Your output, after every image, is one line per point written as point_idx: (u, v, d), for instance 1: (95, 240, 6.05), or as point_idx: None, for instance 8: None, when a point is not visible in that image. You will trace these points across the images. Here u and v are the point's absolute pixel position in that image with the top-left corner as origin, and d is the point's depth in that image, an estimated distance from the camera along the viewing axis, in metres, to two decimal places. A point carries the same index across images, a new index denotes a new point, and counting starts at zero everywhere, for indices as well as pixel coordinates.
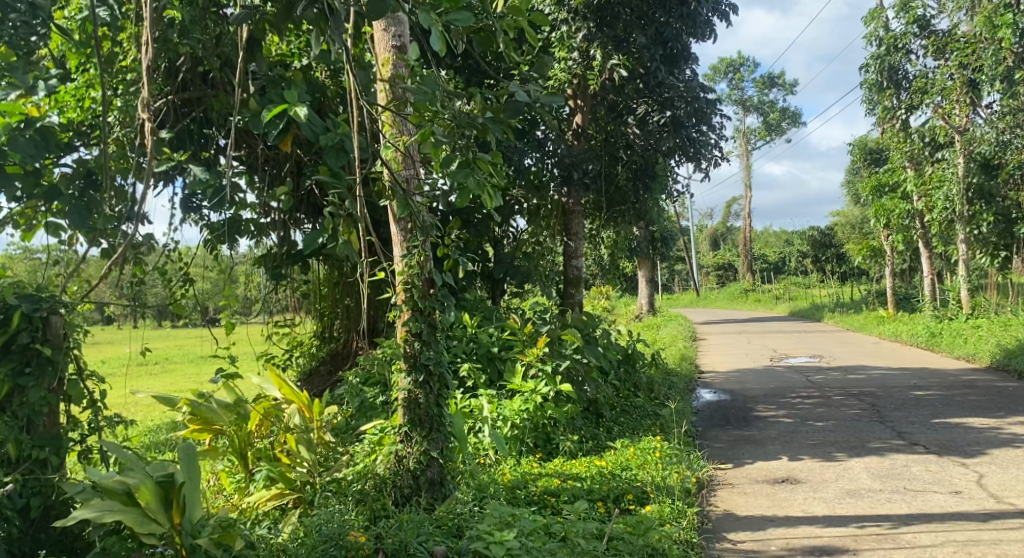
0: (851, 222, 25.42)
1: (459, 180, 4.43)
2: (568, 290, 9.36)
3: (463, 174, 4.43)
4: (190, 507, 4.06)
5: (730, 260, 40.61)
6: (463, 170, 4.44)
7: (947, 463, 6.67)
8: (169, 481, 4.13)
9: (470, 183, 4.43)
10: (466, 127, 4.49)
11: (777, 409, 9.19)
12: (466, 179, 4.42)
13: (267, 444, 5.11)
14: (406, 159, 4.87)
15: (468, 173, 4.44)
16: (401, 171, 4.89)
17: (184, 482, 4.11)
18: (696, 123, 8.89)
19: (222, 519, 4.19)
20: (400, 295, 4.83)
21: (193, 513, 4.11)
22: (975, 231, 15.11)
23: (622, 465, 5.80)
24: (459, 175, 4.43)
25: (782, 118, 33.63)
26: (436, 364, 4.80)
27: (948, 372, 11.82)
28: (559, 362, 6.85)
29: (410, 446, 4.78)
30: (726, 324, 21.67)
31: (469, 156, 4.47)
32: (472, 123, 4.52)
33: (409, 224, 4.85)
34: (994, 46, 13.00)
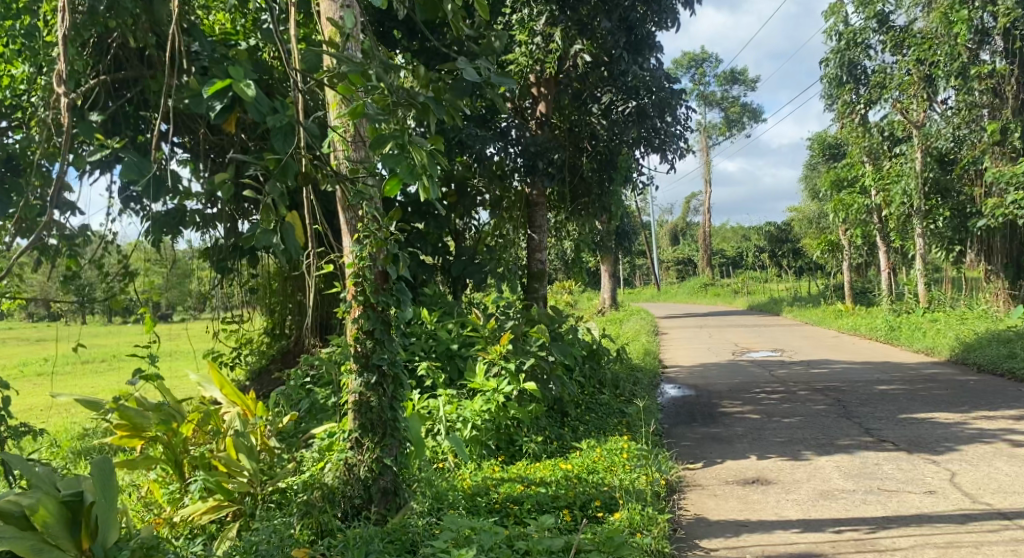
0: (808, 218, 25.42)
1: (392, 166, 4.11)
2: (532, 285, 9.10)
3: (399, 159, 4.10)
4: (101, 531, 3.76)
5: (690, 254, 40.70)
6: (398, 154, 4.11)
7: (918, 461, 6.49)
8: (77, 501, 3.81)
9: (405, 168, 4.09)
10: (404, 105, 4.23)
11: (743, 405, 8.99)
12: (401, 164, 4.09)
13: (201, 452, 4.68)
14: (354, 141, 4.63)
15: (404, 157, 4.11)
16: (349, 154, 4.64)
17: (92, 502, 3.80)
18: (661, 114, 8.72)
19: (143, 542, 3.94)
20: (350, 288, 4.52)
21: (109, 535, 3.83)
22: (931, 226, 15.11)
23: (588, 467, 5.53)
24: (394, 160, 4.11)
25: (741, 113, 33.63)
26: (390, 364, 4.52)
27: (910, 366, 11.73)
28: (522, 360, 6.55)
29: (362, 453, 4.47)
30: (687, 319, 21.52)
31: (406, 139, 4.13)
32: (413, 101, 4.23)
33: (361, 211, 4.56)
34: (950, 42, 12.92)
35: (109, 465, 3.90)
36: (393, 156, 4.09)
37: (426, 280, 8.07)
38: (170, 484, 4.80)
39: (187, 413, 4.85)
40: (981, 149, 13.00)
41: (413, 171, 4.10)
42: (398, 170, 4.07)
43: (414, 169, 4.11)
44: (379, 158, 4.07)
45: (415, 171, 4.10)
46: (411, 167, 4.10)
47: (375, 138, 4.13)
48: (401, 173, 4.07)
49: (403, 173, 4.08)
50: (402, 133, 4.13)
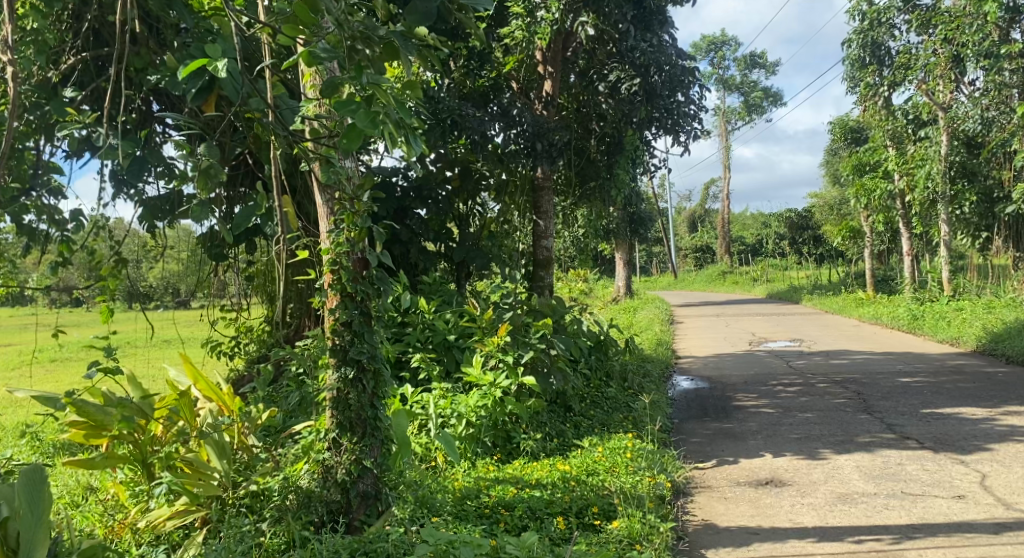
0: (829, 204, 24.88)
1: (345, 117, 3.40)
2: (537, 273, 8.66)
3: (355, 107, 3.38)
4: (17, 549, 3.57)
5: (708, 242, 40.31)
6: (352, 101, 3.40)
7: (944, 461, 6.09)
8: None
9: (361, 119, 3.36)
10: (360, 40, 3.51)
11: (758, 398, 8.61)
12: (357, 114, 3.36)
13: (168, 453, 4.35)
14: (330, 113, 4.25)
15: (360, 106, 3.40)
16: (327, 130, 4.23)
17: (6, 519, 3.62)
18: (671, 92, 8.33)
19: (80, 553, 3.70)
20: (327, 277, 4.21)
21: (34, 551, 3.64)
22: (956, 212, 14.61)
23: (588, 469, 5.17)
24: (350, 108, 3.39)
25: (762, 96, 33.03)
26: (370, 358, 4.20)
27: (934, 356, 11.28)
28: (520, 352, 6.20)
29: (340, 454, 4.17)
30: (703, 307, 21.08)
31: (366, 85, 3.42)
32: (371, 35, 3.51)
33: (339, 193, 4.20)
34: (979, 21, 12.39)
35: (38, 477, 3.69)
36: (346, 104, 3.39)
37: (426, 268, 7.75)
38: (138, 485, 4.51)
39: (154, 408, 4.52)
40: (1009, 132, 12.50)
41: (372, 122, 3.36)
42: (351, 123, 3.34)
43: (375, 120, 3.38)
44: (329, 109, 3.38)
45: (375, 122, 3.37)
46: (369, 117, 3.36)
47: (329, 83, 3.49)
48: (356, 125, 3.35)
49: (359, 125, 3.36)
50: (361, 76, 3.44)
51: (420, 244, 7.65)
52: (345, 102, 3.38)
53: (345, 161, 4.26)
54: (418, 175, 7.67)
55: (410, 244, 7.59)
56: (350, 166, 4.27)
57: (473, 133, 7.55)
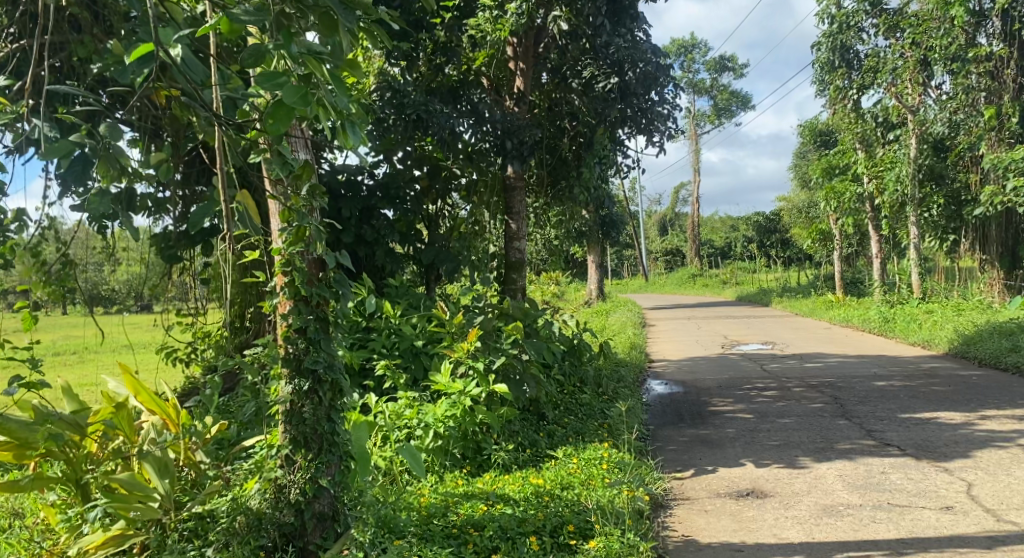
0: (798, 207, 24.79)
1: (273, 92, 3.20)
2: (510, 276, 8.39)
3: (285, 79, 3.18)
4: None
5: (678, 245, 40.38)
6: (280, 75, 3.21)
7: (928, 469, 5.89)
8: None
9: (292, 94, 3.16)
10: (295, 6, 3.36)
11: (735, 403, 8.39)
12: (286, 89, 3.16)
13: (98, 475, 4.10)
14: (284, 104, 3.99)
15: (289, 80, 3.19)
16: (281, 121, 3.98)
17: None
18: (645, 91, 8.12)
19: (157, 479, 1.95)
20: (280, 278, 3.97)
21: None
22: (926, 215, 14.52)
23: (562, 482, 4.91)
24: (279, 81, 3.19)
25: (730, 99, 33.02)
26: (327, 369, 3.98)
27: (907, 359, 11.15)
28: (491, 358, 5.89)
29: (293, 472, 3.96)
30: (675, 310, 20.87)
31: (297, 53, 3.23)
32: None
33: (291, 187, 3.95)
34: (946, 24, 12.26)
35: None
36: (274, 78, 3.18)
37: (393, 271, 7.46)
38: (72, 506, 4.26)
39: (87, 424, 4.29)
40: (977, 135, 12.39)
41: (304, 96, 3.18)
42: (281, 97, 3.15)
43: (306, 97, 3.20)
44: (256, 83, 3.17)
45: (307, 99, 3.20)
46: (300, 92, 3.18)
47: (254, 50, 3.28)
48: (287, 98, 3.15)
49: (289, 99, 3.16)
50: (292, 44, 3.24)
51: (387, 246, 7.32)
52: (274, 76, 3.18)
53: (299, 153, 4.03)
54: (385, 174, 7.37)
55: (376, 246, 7.26)
56: (303, 159, 4.03)
57: (440, 130, 7.25)
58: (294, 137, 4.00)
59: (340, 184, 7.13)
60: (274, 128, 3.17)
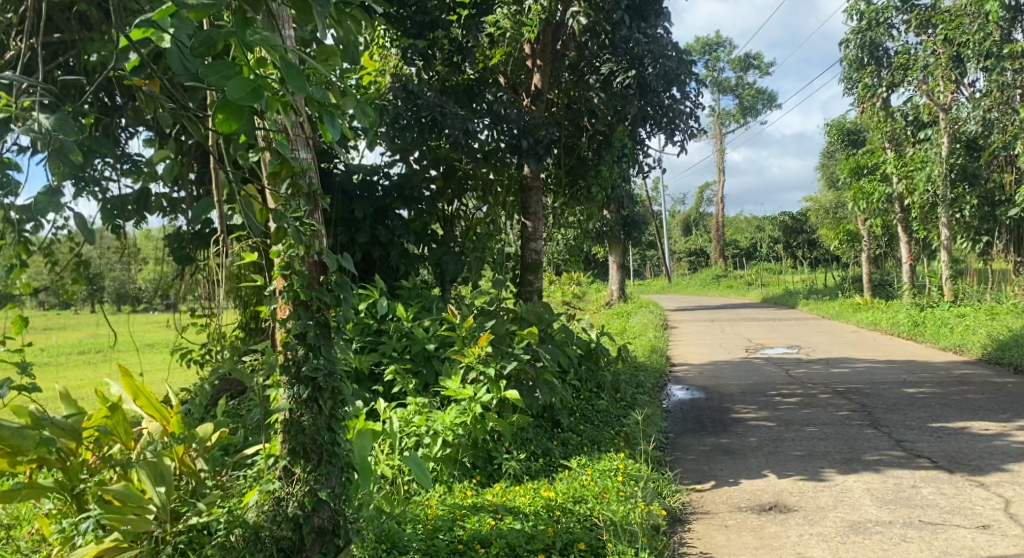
0: (824, 207, 24.39)
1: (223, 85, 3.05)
2: (526, 277, 8.27)
3: (233, 70, 3.02)
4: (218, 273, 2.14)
5: (703, 246, 40.00)
6: (229, 67, 3.04)
7: (962, 484, 5.65)
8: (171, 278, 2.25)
9: (238, 89, 3.00)
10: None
11: (758, 410, 8.14)
12: (233, 83, 2.99)
13: (91, 486, 3.95)
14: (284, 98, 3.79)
15: (238, 72, 3.04)
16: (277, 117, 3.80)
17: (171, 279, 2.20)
18: (666, 88, 7.93)
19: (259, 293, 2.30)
20: (279, 282, 3.80)
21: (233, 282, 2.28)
22: (958, 216, 14.16)
23: (574, 495, 4.71)
24: (227, 73, 3.03)
25: (756, 98, 32.61)
26: (327, 376, 3.81)
27: (938, 365, 10.81)
28: (503, 364, 5.69)
29: (291, 484, 3.79)
30: (699, 312, 20.57)
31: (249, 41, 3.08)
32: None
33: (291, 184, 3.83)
34: (980, 20, 11.91)
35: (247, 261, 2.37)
36: (222, 69, 3.02)
37: (407, 273, 7.28)
38: (67, 516, 4.12)
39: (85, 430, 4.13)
40: (1012, 134, 12.03)
41: (252, 91, 3.01)
42: (226, 93, 2.98)
43: (258, 91, 3.04)
44: (202, 75, 3.03)
45: (258, 93, 3.04)
46: (248, 87, 3.01)
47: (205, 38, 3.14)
48: (232, 94, 2.99)
49: (235, 95, 3.00)
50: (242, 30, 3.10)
51: (402, 247, 7.17)
52: (222, 67, 3.03)
53: (300, 151, 3.81)
54: (400, 174, 7.20)
55: (390, 247, 7.12)
56: (304, 158, 3.82)
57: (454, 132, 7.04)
58: (294, 135, 3.78)
59: (355, 185, 7.05)
60: (224, 125, 3.05)
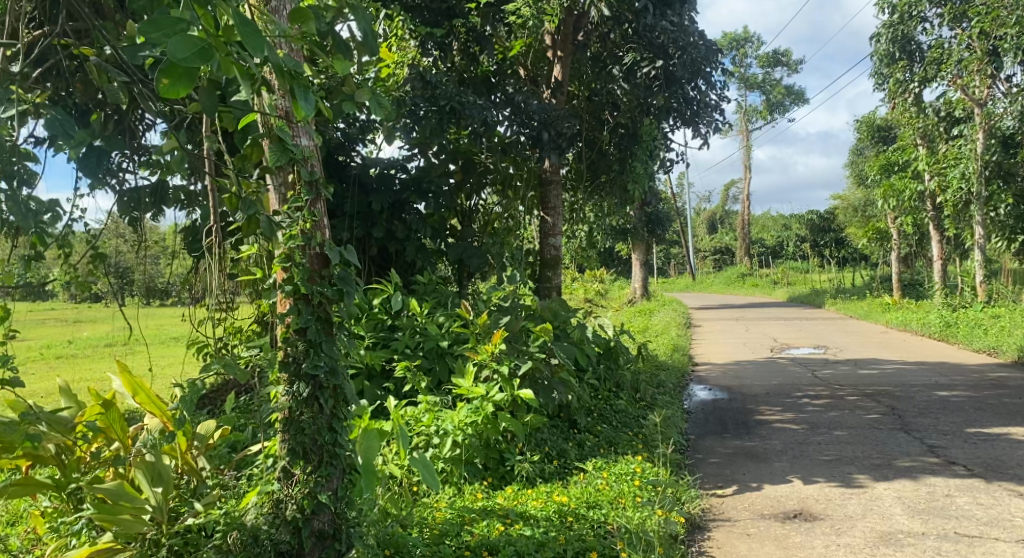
0: (853, 206, 23.97)
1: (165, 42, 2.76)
2: (545, 273, 8.12)
3: (180, 26, 2.75)
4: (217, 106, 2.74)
5: (728, 243, 39.56)
6: (175, 22, 2.76)
7: (999, 493, 5.41)
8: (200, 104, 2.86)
9: (186, 48, 2.73)
10: None
11: (783, 412, 7.89)
12: (179, 40, 2.72)
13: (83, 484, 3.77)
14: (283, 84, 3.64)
15: (186, 28, 2.76)
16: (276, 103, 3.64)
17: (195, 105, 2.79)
18: (692, 80, 7.72)
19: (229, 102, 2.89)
20: (280, 274, 3.65)
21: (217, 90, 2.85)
22: (991, 214, 13.77)
23: (588, 500, 4.53)
24: (172, 30, 2.75)
25: (785, 95, 32.15)
26: (330, 375, 3.65)
27: (971, 368, 10.47)
28: (517, 362, 5.50)
29: (290, 486, 3.64)
30: (723, 311, 20.25)
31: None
32: None
33: (291, 174, 3.66)
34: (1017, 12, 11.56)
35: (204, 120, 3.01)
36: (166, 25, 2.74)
37: (423, 267, 7.11)
38: (63, 514, 3.97)
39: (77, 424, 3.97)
40: None
41: (199, 52, 2.75)
42: (169, 53, 2.71)
43: (207, 52, 2.78)
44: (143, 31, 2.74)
45: (207, 54, 2.77)
46: (198, 46, 2.75)
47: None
48: (177, 53, 2.72)
49: (180, 54, 2.73)
50: None
51: (418, 241, 6.99)
52: (169, 22, 2.75)
53: (302, 138, 3.66)
54: (418, 168, 7.01)
55: (407, 242, 6.95)
56: (306, 146, 3.68)
57: (472, 123, 6.90)
58: (296, 124, 3.65)
59: (372, 178, 6.84)
60: (170, 90, 2.78)
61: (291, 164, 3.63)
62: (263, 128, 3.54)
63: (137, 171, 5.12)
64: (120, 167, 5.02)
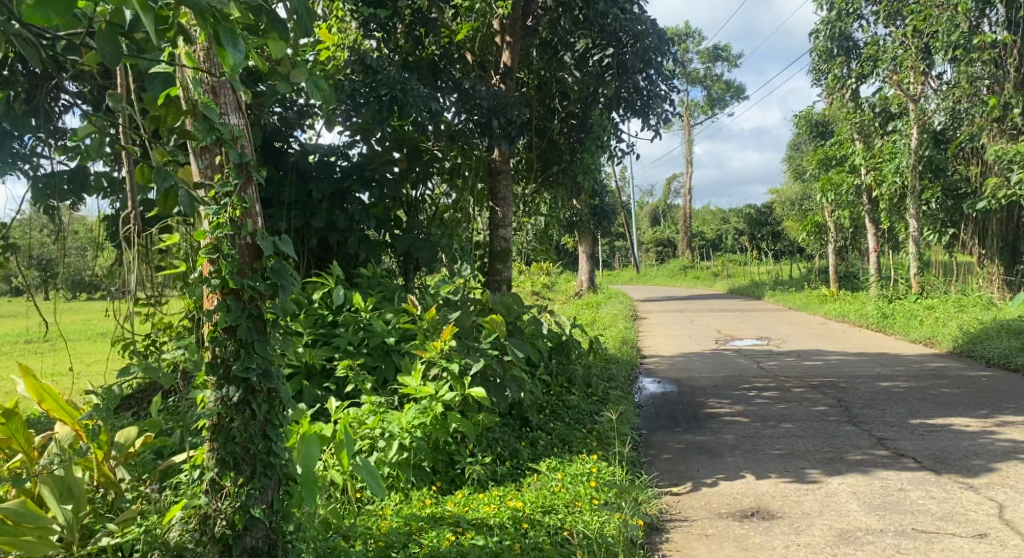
0: (791, 200, 24.21)
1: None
2: (494, 266, 7.94)
3: None
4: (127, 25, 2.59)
5: (669, 236, 39.80)
6: None
7: (950, 486, 5.36)
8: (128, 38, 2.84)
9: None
10: None
11: (732, 405, 7.80)
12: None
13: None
14: (206, 57, 3.41)
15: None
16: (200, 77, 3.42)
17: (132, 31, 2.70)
18: (642, 70, 7.59)
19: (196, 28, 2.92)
20: (206, 267, 3.42)
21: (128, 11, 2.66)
22: (924, 208, 13.89)
23: (543, 504, 4.33)
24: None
25: (725, 90, 32.39)
26: (262, 378, 3.44)
27: (910, 358, 10.54)
28: (468, 360, 5.25)
29: (219, 500, 3.40)
30: (666, 303, 20.27)
31: None
32: None
33: (218, 156, 3.45)
34: (948, 11, 11.69)
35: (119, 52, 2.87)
36: None
37: (367, 259, 6.85)
38: None
39: None
40: (978, 127, 11.87)
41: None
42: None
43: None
44: None
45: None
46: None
47: None
48: None
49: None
50: None
51: (361, 233, 6.71)
52: None
53: (230, 116, 3.46)
54: (361, 156, 6.74)
55: (349, 233, 6.66)
56: (235, 124, 3.47)
57: (416, 110, 6.63)
58: (223, 100, 3.44)
59: (312, 166, 6.56)
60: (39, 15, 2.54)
61: (218, 145, 3.42)
62: (185, 103, 3.36)
63: (51, 156, 4.94)
64: (34, 153, 4.91)
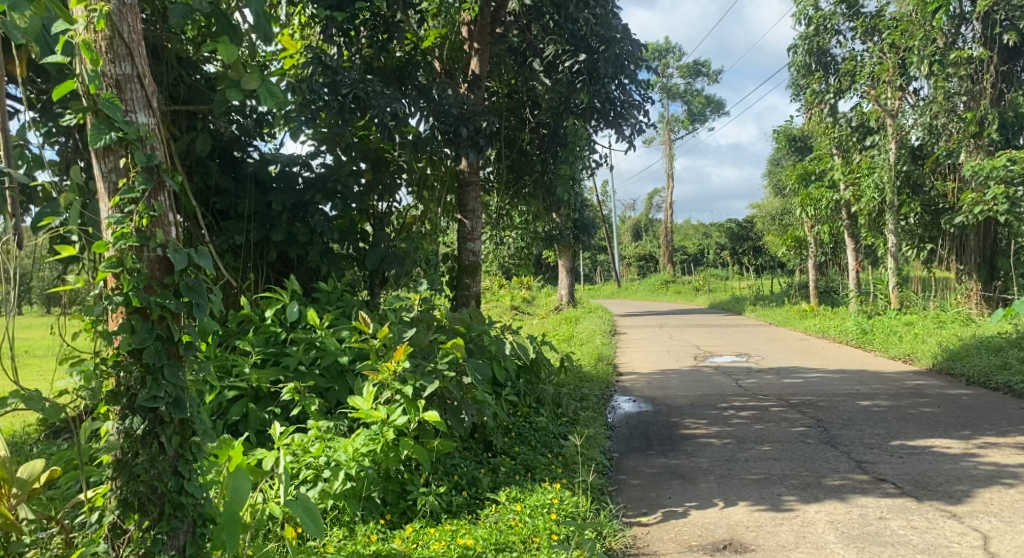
0: (770, 215, 24.01)
1: None
2: (461, 280, 7.66)
3: None
4: None
5: (650, 252, 39.60)
6: None
7: (933, 514, 5.08)
8: None
9: None
10: None
11: (708, 426, 7.51)
12: None
13: None
14: (110, 48, 3.27)
15: None
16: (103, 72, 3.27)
17: None
18: (613, 78, 7.33)
19: None
20: (109, 280, 3.30)
21: None
22: (902, 223, 13.66)
23: (496, 544, 4.07)
24: None
25: (705, 105, 32.29)
26: (169, 411, 3.34)
27: (889, 376, 10.29)
28: (423, 382, 4.91)
29: (121, 546, 3.36)
30: (647, 317, 19.95)
31: None
32: None
33: (122, 157, 3.31)
34: (925, 27, 11.52)
35: None
36: None
37: (328, 274, 6.56)
38: None
39: None
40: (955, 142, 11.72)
41: None
42: None
43: None
44: None
45: None
46: None
47: None
48: None
49: None
50: None
51: (322, 246, 6.40)
52: None
53: (138, 114, 3.31)
54: (324, 166, 6.40)
55: (309, 246, 6.34)
56: (144, 122, 3.33)
57: (380, 117, 6.31)
58: (129, 97, 3.29)
59: (271, 176, 6.22)
60: None
61: (122, 145, 3.29)
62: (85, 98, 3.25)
63: None
64: None
